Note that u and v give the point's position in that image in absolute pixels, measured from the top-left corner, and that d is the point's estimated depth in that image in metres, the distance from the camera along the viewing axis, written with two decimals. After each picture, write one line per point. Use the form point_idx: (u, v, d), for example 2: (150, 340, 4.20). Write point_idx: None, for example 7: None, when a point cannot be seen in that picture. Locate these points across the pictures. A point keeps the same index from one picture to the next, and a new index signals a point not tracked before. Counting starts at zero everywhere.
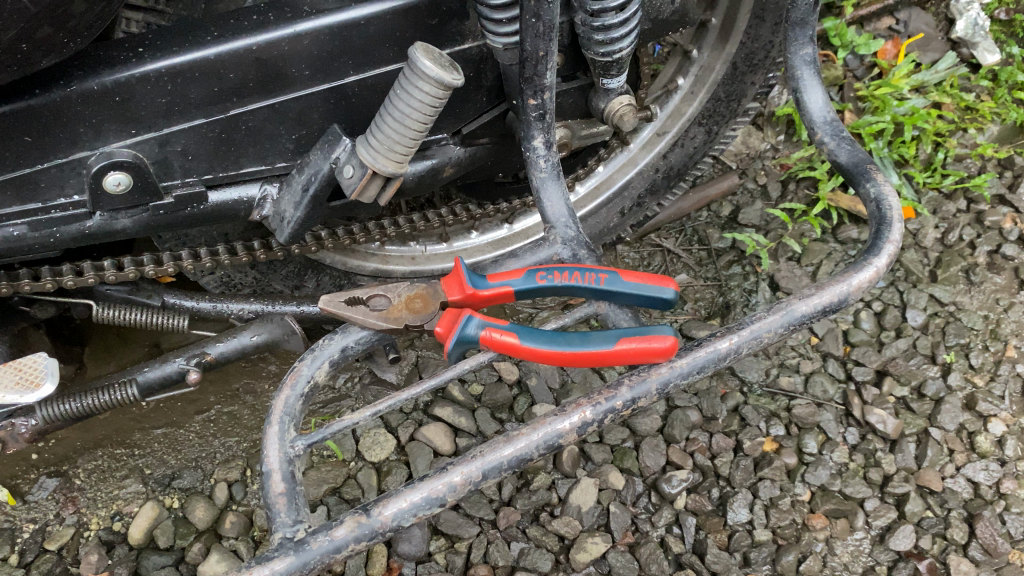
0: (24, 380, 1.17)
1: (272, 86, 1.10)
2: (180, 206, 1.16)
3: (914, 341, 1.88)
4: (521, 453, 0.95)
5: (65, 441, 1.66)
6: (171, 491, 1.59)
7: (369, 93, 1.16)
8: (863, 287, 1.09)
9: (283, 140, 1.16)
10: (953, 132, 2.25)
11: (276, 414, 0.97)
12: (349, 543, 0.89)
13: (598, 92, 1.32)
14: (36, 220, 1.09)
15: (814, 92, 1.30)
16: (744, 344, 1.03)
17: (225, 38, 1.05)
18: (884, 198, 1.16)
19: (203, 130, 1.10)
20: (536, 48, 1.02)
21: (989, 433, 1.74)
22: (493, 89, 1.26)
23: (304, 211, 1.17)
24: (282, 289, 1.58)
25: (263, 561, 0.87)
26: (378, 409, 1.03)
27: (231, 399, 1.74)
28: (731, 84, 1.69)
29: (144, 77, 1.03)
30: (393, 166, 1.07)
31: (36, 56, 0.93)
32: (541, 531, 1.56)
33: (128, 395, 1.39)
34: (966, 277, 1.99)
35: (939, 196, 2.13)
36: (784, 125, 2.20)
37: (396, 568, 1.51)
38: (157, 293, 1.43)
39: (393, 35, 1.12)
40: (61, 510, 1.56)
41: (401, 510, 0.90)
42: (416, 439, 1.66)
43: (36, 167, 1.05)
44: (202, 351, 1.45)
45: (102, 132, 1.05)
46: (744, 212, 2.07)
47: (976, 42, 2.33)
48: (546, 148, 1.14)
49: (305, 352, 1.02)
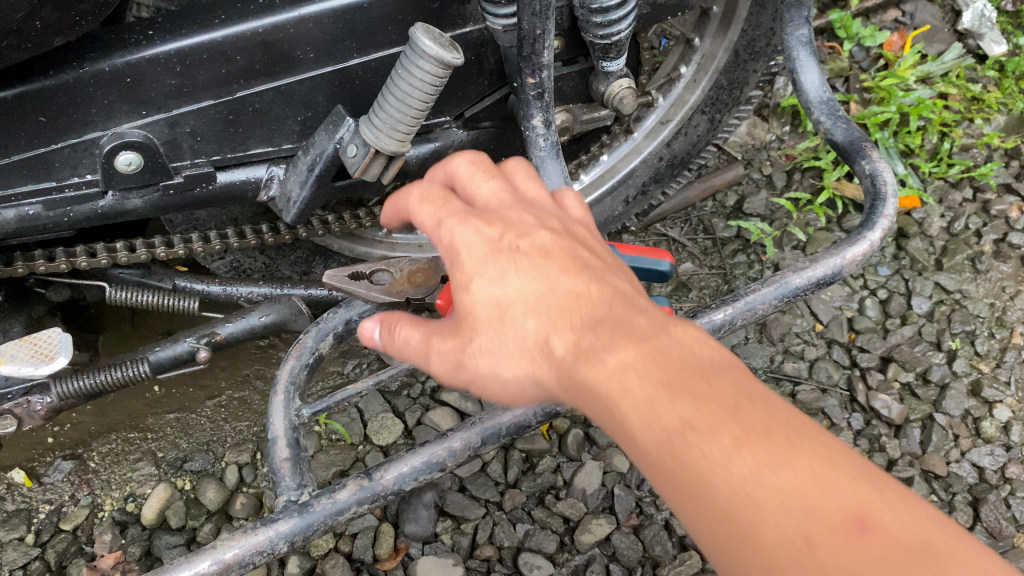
0: (40, 353, 1.22)
1: (278, 69, 1.14)
2: (189, 185, 1.19)
3: (919, 329, 1.88)
4: (519, 419, 1.01)
5: (80, 425, 1.69)
6: (183, 474, 1.62)
7: (372, 76, 1.19)
8: (857, 260, 1.12)
9: (289, 123, 1.20)
10: (959, 122, 2.24)
11: (282, 383, 1.02)
12: (351, 505, 0.93)
13: (599, 75, 1.35)
14: (50, 199, 1.13)
15: (810, 72, 1.33)
16: (738, 315, 1.08)
17: (232, 21, 1.08)
18: (878, 174, 1.20)
19: (211, 111, 1.13)
20: (533, 27, 1.04)
21: (994, 419, 1.74)
22: (495, 72, 1.29)
23: (311, 190, 1.21)
24: (291, 274, 1.62)
25: (267, 523, 0.89)
26: (379, 379, 1.11)
27: (242, 384, 1.77)
28: (734, 72, 1.70)
29: (154, 59, 1.06)
30: (395, 145, 1.11)
31: (49, 36, 0.96)
32: (546, 513, 1.58)
33: (139, 373, 1.41)
34: (972, 265, 1.99)
35: (944, 185, 2.13)
36: (790, 116, 2.21)
37: (403, 548, 1.52)
38: (168, 277, 1.47)
39: (395, 18, 1.15)
40: (76, 491, 1.59)
41: (402, 474, 0.95)
42: (423, 423, 1.68)
43: (49, 147, 1.08)
44: (213, 330, 1.46)
45: (114, 112, 1.09)
46: (749, 202, 2.08)
47: (982, 33, 2.33)
48: (545, 127, 1.17)
49: (309, 325, 1.07)
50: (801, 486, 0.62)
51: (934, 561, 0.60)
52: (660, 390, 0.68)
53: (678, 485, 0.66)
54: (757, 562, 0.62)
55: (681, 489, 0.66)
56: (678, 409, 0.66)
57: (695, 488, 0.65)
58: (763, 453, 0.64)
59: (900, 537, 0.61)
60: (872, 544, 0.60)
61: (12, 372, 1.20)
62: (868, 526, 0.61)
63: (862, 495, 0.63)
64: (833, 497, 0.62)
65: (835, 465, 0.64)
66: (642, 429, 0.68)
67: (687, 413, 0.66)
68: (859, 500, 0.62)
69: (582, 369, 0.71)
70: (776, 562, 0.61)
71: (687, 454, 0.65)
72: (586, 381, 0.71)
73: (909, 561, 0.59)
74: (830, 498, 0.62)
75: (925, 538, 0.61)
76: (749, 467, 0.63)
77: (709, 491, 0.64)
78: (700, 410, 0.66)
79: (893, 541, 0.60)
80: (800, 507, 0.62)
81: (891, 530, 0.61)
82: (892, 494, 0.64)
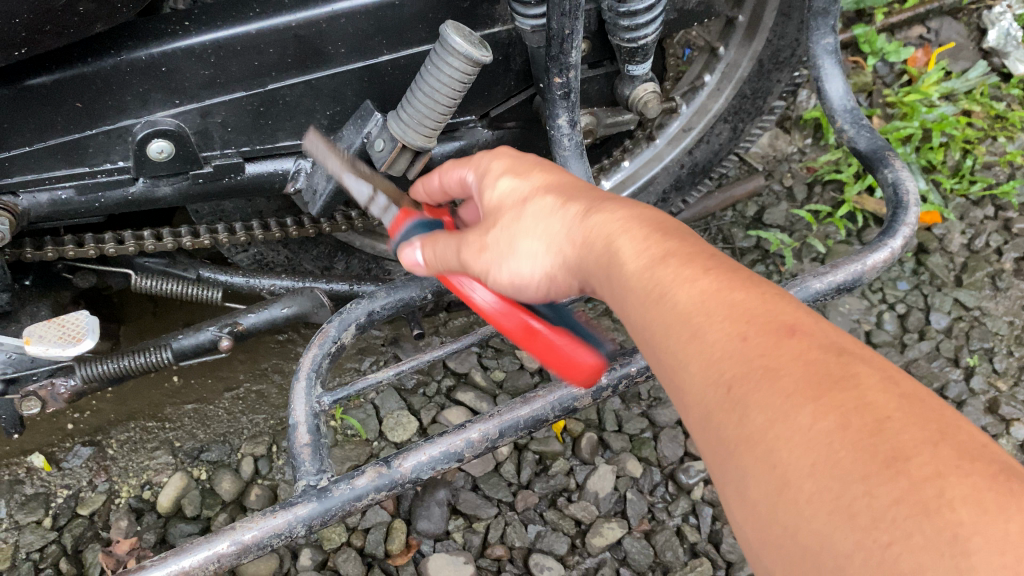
0: (68, 335, 1.24)
1: (309, 63, 1.15)
2: (217, 175, 1.22)
3: (937, 344, 1.87)
4: (537, 413, 1.02)
5: (99, 413, 1.71)
6: (199, 464, 1.64)
7: (401, 73, 1.21)
8: (877, 268, 1.12)
9: (318, 116, 1.22)
10: (982, 139, 2.24)
11: (304, 370, 1.05)
12: (369, 492, 0.94)
13: (625, 79, 1.36)
14: (84, 183, 1.16)
15: (834, 80, 1.34)
16: None
17: (266, 14, 1.10)
18: (900, 183, 1.20)
19: (242, 102, 1.16)
20: (562, 27, 1.06)
21: (1011, 436, 1.73)
22: (521, 73, 1.31)
23: (336, 184, 1.22)
24: (313, 270, 1.65)
25: (287, 506, 0.91)
26: (399, 370, 1.12)
27: (261, 377, 1.79)
28: (758, 81, 1.71)
29: (189, 50, 1.08)
30: (422, 140, 1.13)
31: (92, 21, 0.98)
32: (558, 515, 1.58)
33: (162, 359, 1.43)
34: (992, 282, 1.98)
35: (966, 203, 2.12)
36: (812, 129, 2.22)
37: (415, 545, 1.53)
38: (193, 267, 1.49)
39: (425, 16, 1.17)
40: (93, 477, 1.61)
41: (420, 462, 0.96)
42: (437, 421, 1.69)
43: (85, 133, 1.11)
44: (235, 320, 1.47)
45: (148, 101, 1.11)
46: (769, 212, 2.08)
47: (1008, 51, 2.33)
48: (570, 127, 1.18)
49: (332, 315, 1.10)
50: (750, 304, 0.63)
51: (848, 365, 0.58)
52: (646, 237, 0.72)
53: (642, 308, 0.69)
54: (697, 362, 0.63)
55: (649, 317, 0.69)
56: (659, 243, 0.71)
57: (657, 305, 0.68)
58: (725, 279, 0.66)
59: (827, 345, 0.60)
60: (797, 345, 0.60)
61: (40, 352, 1.22)
62: (798, 334, 0.61)
63: (805, 318, 0.62)
64: (776, 311, 0.63)
65: (792, 304, 0.64)
66: (623, 265, 0.72)
67: (665, 254, 0.70)
68: (798, 319, 0.62)
69: (580, 224, 0.77)
70: (711, 357, 0.62)
71: (657, 271, 0.69)
72: (593, 240, 0.75)
73: (825, 360, 0.58)
74: (769, 311, 0.63)
75: (851, 352, 0.60)
76: (707, 288, 0.66)
77: (671, 304, 0.67)
78: (681, 256, 0.69)
79: (821, 346, 0.60)
80: (745, 315, 0.63)
81: (818, 339, 0.60)
82: (837, 329, 0.63)
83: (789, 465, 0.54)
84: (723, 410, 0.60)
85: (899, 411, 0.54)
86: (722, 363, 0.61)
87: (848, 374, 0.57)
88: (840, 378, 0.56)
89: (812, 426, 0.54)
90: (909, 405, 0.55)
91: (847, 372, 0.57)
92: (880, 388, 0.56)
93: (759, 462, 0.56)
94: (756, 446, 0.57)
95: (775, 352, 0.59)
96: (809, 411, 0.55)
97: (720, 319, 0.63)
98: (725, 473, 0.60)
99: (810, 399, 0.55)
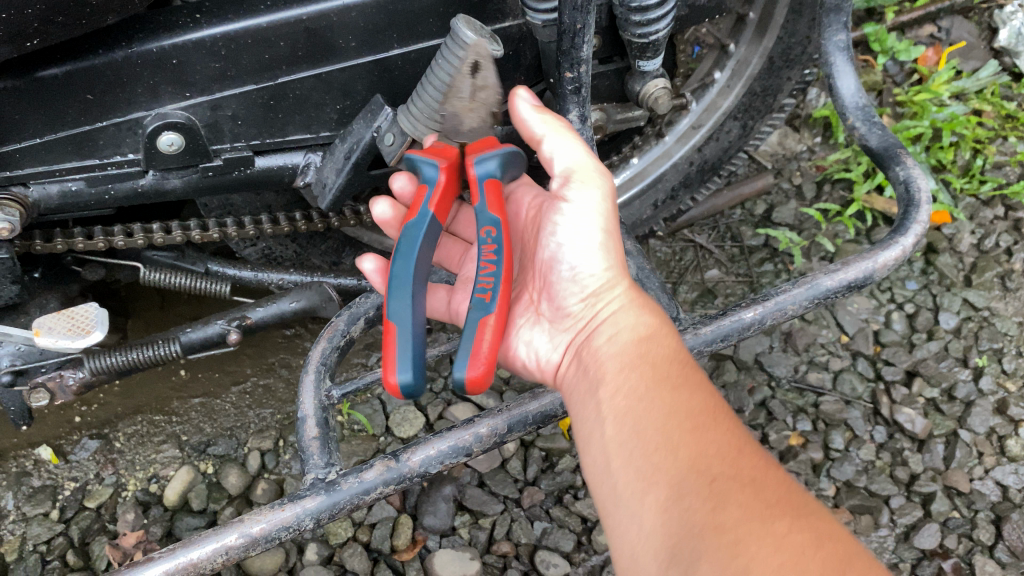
0: (76, 327, 1.24)
1: (320, 56, 1.15)
2: (227, 168, 1.22)
3: (945, 344, 1.86)
4: (544, 408, 1.02)
5: (107, 406, 1.71)
6: (206, 457, 1.64)
7: (411, 68, 1.21)
8: (888, 266, 1.12)
9: (327, 110, 1.22)
10: (993, 139, 2.22)
11: (312, 363, 1.05)
12: (378, 485, 0.94)
13: (635, 75, 1.35)
14: (93, 175, 1.16)
15: (846, 78, 1.33)
16: (768, 315, 1.09)
17: (277, 7, 1.09)
18: (912, 181, 1.20)
19: (252, 96, 1.15)
20: (574, 21, 1.05)
21: (1019, 437, 1.72)
22: (531, 68, 1.31)
23: (346, 177, 1.24)
24: (321, 265, 1.65)
25: (295, 499, 0.91)
26: None
27: (267, 371, 1.79)
28: (768, 79, 1.70)
29: (200, 43, 1.08)
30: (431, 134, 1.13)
31: (103, 12, 0.98)
32: (564, 512, 1.57)
33: (170, 352, 1.42)
34: (1002, 283, 1.97)
35: (976, 203, 2.11)
36: (821, 127, 2.21)
37: (421, 540, 1.52)
38: (201, 260, 1.49)
39: (437, 10, 1.16)
40: (101, 470, 1.61)
41: (428, 456, 0.96)
42: (444, 417, 1.69)
43: (95, 125, 1.11)
44: (243, 314, 1.48)
45: (158, 93, 1.11)
46: (778, 211, 2.07)
47: (1019, 50, 2.31)
48: (581, 122, 1.18)
49: (340, 309, 1.11)
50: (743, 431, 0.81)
51: (810, 503, 0.75)
52: (670, 352, 0.90)
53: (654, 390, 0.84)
54: (694, 448, 0.78)
55: (648, 404, 0.83)
56: (684, 362, 0.89)
57: (673, 391, 0.84)
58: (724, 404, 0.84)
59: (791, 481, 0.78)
60: (777, 475, 0.77)
61: (49, 344, 1.23)
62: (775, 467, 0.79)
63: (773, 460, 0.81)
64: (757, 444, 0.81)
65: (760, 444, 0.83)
66: (653, 362, 0.88)
67: (685, 368, 0.87)
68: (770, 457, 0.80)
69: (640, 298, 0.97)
70: (711, 447, 0.78)
71: (679, 376, 0.86)
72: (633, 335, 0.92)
73: (796, 493, 0.75)
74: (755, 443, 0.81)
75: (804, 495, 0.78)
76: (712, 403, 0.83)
77: (684, 397, 0.83)
78: (697, 375, 0.87)
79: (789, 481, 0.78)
80: (742, 436, 0.80)
81: (787, 477, 0.78)
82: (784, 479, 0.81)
83: (754, 560, 0.68)
84: (701, 495, 0.74)
85: (850, 555, 0.70)
86: (718, 455, 0.77)
87: (812, 514, 0.73)
88: (808, 510, 0.73)
89: (785, 537, 0.70)
90: (852, 550, 0.71)
91: (812, 510, 0.74)
92: (832, 528, 0.72)
93: (722, 550, 0.69)
94: (726, 534, 0.70)
95: (762, 471, 0.76)
96: (783, 523, 0.71)
97: (719, 434, 0.79)
98: (680, 544, 0.72)
99: (786, 515, 0.72)
